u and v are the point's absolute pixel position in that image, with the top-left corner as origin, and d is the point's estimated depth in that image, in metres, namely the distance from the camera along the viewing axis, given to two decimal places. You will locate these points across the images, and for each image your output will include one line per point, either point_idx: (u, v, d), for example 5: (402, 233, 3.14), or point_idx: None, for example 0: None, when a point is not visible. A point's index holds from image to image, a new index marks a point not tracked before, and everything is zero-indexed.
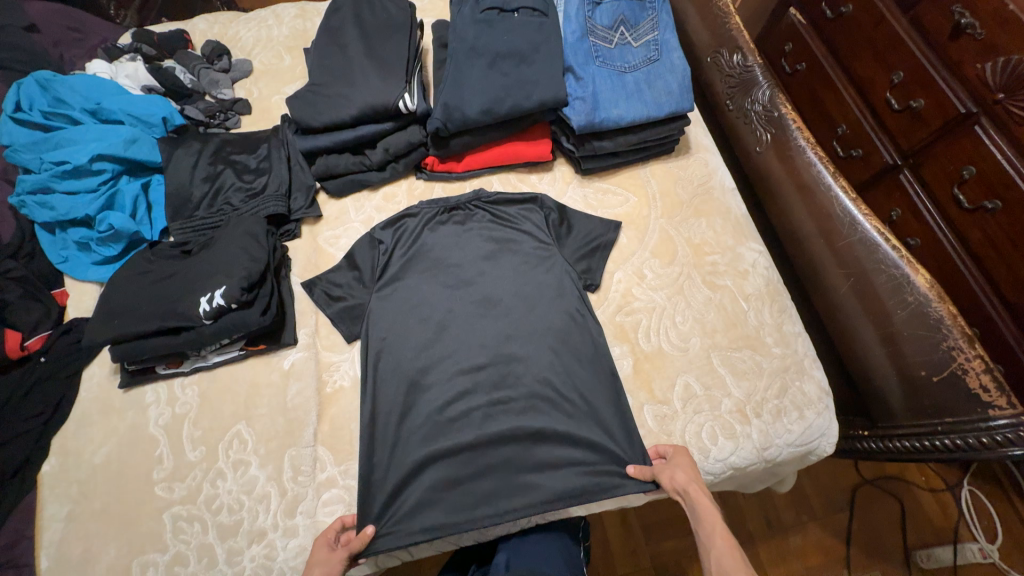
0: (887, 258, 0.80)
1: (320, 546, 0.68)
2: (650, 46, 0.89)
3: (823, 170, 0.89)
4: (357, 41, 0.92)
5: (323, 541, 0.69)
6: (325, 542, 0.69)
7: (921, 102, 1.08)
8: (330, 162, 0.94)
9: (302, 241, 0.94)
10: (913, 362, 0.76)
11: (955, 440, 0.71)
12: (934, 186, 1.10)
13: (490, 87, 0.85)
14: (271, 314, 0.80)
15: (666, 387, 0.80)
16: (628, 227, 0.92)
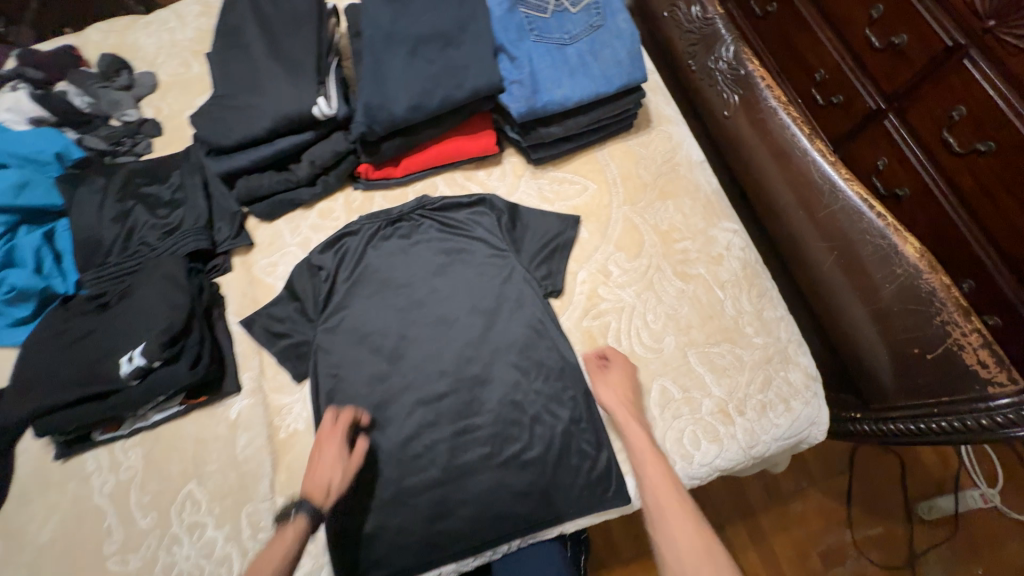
0: (872, 227, 0.72)
1: (329, 443, 0.67)
2: (591, 10, 0.78)
3: (798, 132, 0.80)
4: (258, 40, 0.80)
5: (332, 444, 0.67)
6: (332, 444, 0.67)
7: (904, 37, 0.99)
8: (251, 183, 0.84)
9: (235, 274, 0.85)
10: (905, 340, 0.70)
11: (952, 423, 0.66)
12: (921, 131, 1.01)
13: (416, 79, 0.74)
14: (203, 367, 0.72)
15: (642, 394, 0.74)
16: (589, 219, 0.83)
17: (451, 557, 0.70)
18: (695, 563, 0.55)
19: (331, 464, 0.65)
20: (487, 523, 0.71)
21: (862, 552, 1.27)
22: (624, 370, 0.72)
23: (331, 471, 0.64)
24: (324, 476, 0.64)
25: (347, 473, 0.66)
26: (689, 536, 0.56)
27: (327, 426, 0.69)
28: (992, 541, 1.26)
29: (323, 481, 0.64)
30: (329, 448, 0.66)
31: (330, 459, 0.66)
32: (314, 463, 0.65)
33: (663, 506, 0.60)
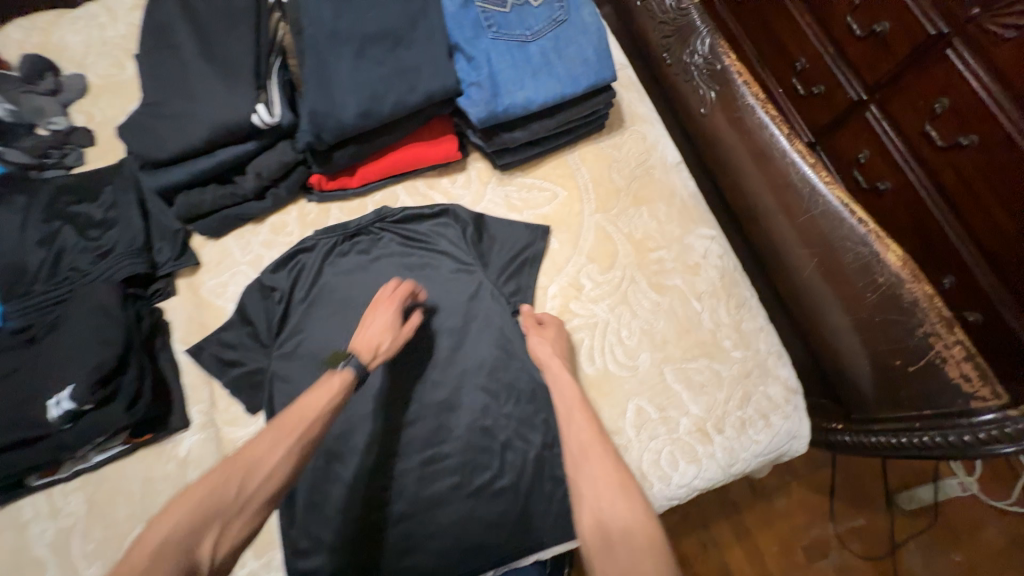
0: (854, 233, 0.69)
1: (385, 309, 0.67)
2: (553, 4, 0.72)
3: (778, 133, 0.76)
4: (190, 40, 0.72)
5: (389, 308, 0.67)
6: (387, 308, 0.68)
7: (886, 25, 0.95)
8: (192, 198, 0.76)
9: (180, 298, 0.78)
10: (888, 352, 0.67)
11: (933, 438, 0.64)
12: (903, 123, 0.97)
13: (365, 83, 0.68)
14: (142, 407, 0.66)
15: (617, 416, 0.70)
16: (559, 229, 0.78)
17: None
18: (612, 498, 0.52)
19: (386, 328, 0.66)
20: (458, 557, 0.67)
21: (844, 544, 1.27)
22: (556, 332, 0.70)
23: (383, 335, 0.65)
24: (374, 337, 0.65)
25: (396, 341, 0.66)
26: (610, 476, 0.53)
27: (384, 294, 0.69)
28: (969, 527, 1.28)
29: (370, 342, 0.64)
30: (382, 313, 0.67)
31: (383, 323, 0.66)
32: (367, 323, 0.66)
33: (587, 448, 0.57)
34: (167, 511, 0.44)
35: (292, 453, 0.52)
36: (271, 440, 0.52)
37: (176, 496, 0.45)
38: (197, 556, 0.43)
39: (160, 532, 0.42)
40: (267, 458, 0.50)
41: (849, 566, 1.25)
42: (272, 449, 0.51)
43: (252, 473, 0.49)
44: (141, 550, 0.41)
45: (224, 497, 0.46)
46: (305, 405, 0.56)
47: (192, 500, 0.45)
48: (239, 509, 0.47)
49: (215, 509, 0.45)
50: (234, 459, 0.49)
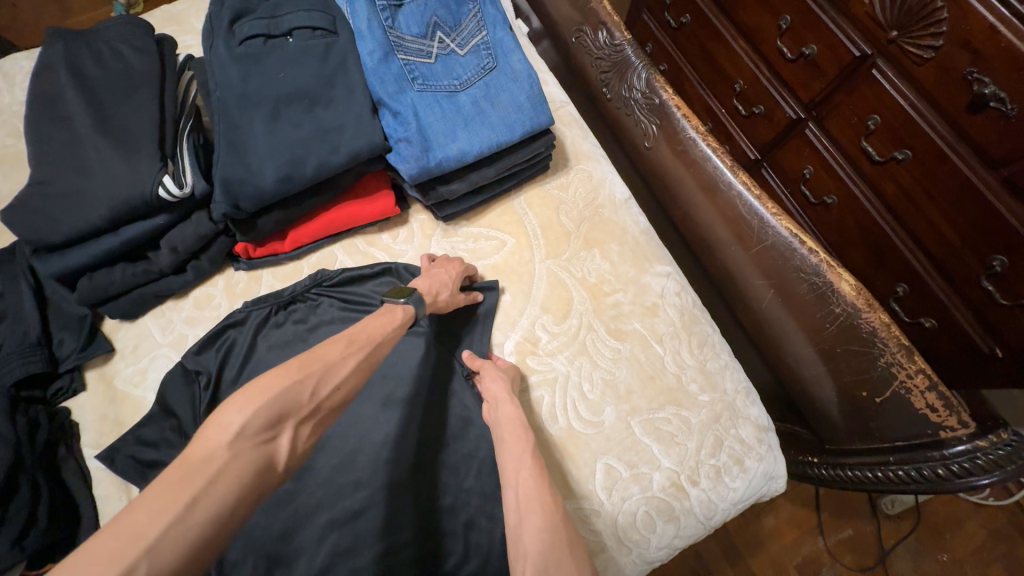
0: (806, 264, 0.67)
1: (453, 266, 0.70)
2: (481, 51, 0.70)
3: (721, 164, 0.75)
4: (82, 110, 0.65)
5: (456, 266, 0.70)
6: (454, 267, 0.70)
7: (814, 48, 0.97)
8: (97, 281, 0.68)
9: (90, 394, 0.69)
10: (853, 382, 0.66)
11: (910, 472, 0.61)
12: (841, 139, 0.99)
13: (282, 146, 0.63)
14: (35, 540, 0.56)
15: (585, 479, 0.65)
16: (510, 279, 0.74)
17: None
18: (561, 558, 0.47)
19: (449, 280, 0.68)
20: None
21: (836, 558, 1.24)
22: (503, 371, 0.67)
23: (448, 285, 0.67)
24: (434, 285, 0.66)
25: (452, 297, 0.67)
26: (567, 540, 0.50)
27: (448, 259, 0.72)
28: (953, 527, 1.27)
29: (432, 287, 0.66)
30: (448, 270, 0.69)
31: (449, 277, 0.68)
32: (435, 269, 0.69)
33: (525, 502, 0.52)
34: (248, 395, 0.44)
35: (358, 364, 0.53)
36: (340, 347, 0.53)
37: (252, 383, 0.45)
38: (275, 448, 0.44)
39: (244, 417, 0.42)
40: (339, 363, 0.51)
41: None
42: (343, 357, 0.52)
43: (325, 378, 0.49)
44: (224, 430, 0.41)
45: (298, 395, 0.47)
46: (371, 328, 0.57)
47: (271, 391, 0.45)
48: (310, 410, 0.47)
49: (290, 406, 0.46)
50: (308, 357, 0.49)
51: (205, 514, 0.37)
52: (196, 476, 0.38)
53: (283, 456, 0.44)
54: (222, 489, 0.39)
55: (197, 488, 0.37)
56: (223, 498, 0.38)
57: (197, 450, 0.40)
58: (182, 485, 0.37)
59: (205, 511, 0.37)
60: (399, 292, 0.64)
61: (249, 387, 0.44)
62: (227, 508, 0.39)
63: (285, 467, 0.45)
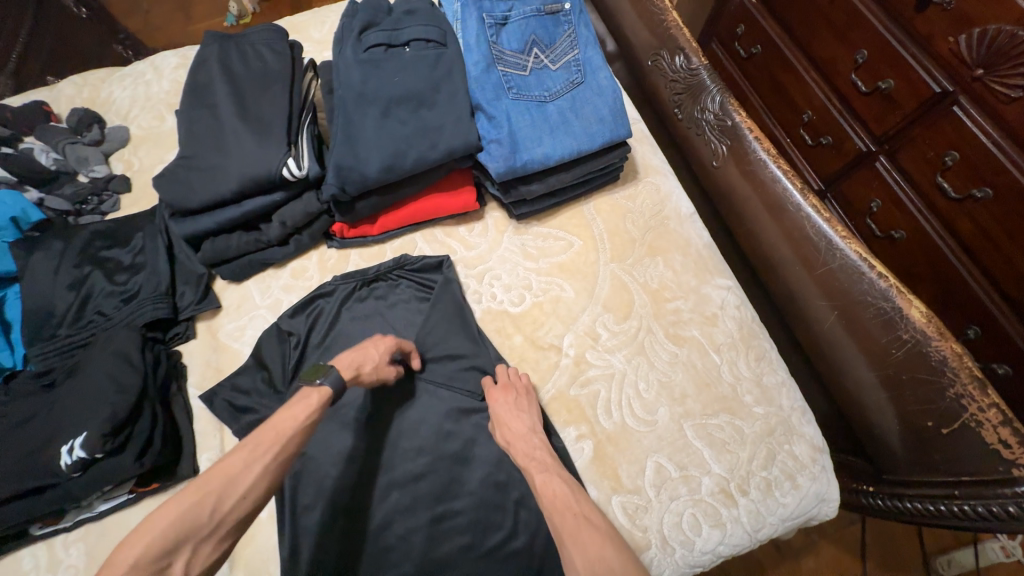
0: (874, 288, 0.68)
1: (380, 341, 0.70)
2: (570, 67, 0.77)
3: (790, 186, 0.77)
4: (227, 99, 0.77)
5: (384, 340, 0.70)
6: (384, 340, 0.70)
7: (891, 83, 0.97)
8: (217, 245, 0.79)
9: (199, 342, 0.79)
10: (919, 412, 0.65)
11: (976, 508, 0.60)
12: (914, 174, 0.99)
13: (389, 140, 0.71)
14: (152, 458, 0.65)
15: (635, 473, 0.67)
16: (575, 277, 0.79)
17: None
18: (600, 548, 0.53)
19: (374, 355, 0.68)
20: None
21: None
22: (509, 388, 0.69)
23: (367, 362, 0.67)
24: (356, 362, 0.66)
25: (378, 369, 0.68)
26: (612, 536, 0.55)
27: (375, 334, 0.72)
28: None
29: (352, 362, 0.66)
30: (375, 342, 0.69)
31: (374, 350, 0.69)
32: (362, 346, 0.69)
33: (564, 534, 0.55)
34: (145, 526, 0.45)
35: (266, 471, 0.52)
36: (247, 454, 0.52)
37: (150, 514, 0.46)
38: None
39: (137, 551, 0.43)
40: (242, 475, 0.51)
41: None
42: (248, 468, 0.51)
43: (228, 493, 0.49)
44: (118, 567, 0.43)
45: (199, 519, 0.47)
46: (283, 426, 0.56)
47: (163, 523, 0.45)
48: (212, 530, 0.47)
49: (189, 530, 0.46)
50: (213, 474, 0.49)
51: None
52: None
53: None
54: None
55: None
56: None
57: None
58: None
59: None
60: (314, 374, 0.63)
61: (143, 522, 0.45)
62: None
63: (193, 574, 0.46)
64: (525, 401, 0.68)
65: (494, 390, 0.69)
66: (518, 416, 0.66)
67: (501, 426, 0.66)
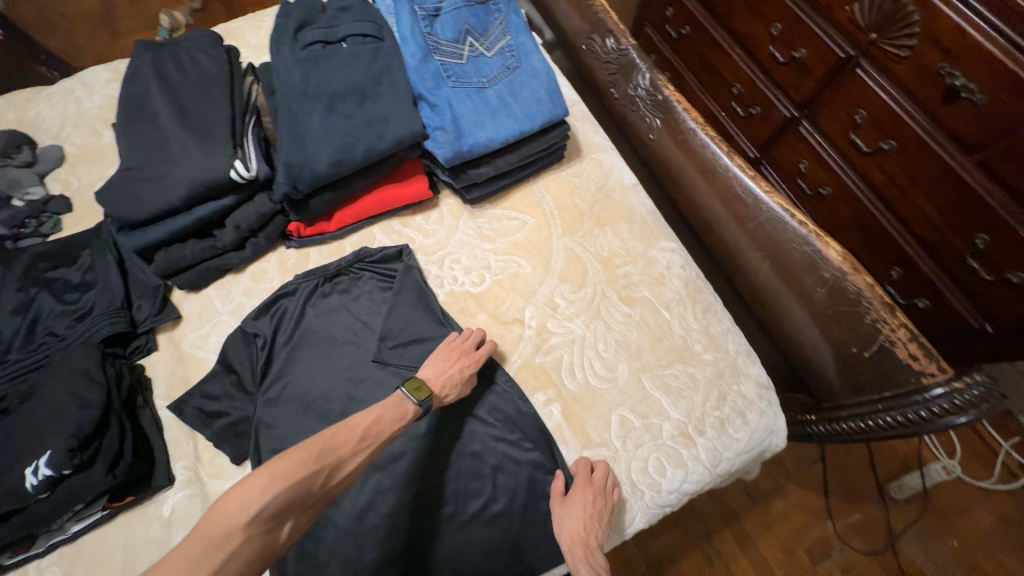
0: (797, 235, 0.76)
1: (469, 362, 0.71)
2: (505, 53, 0.81)
3: (718, 151, 0.84)
4: (166, 107, 0.77)
5: (470, 362, 0.71)
6: (468, 361, 0.71)
7: (803, 52, 1.06)
8: (171, 255, 0.78)
9: (161, 353, 0.79)
10: (844, 340, 0.73)
11: (896, 417, 0.67)
12: (832, 133, 1.08)
13: (337, 134, 0.73)
14: (123, 469, 0.65)
15: (602, 428, 0.72)
16: (531, 253, 0.83)
17: None
18: None
19: (461, 378, 0.69)
20: None
21: (845, 542, 1.27)
22: (597, 490, 0.66)
23: (458, 385, 0.69)
24: (448, 385, 0.68)
25: (461, 392, 0.69)
26: None
27: (453, 345, 0.72)
28: (961, 511, 1.30)
29: (441, 387, 0.68)
30: (461, 365, 0.70)
31: (463, 373, 0.70)
32: (451, 366, 0.70)
33: None
34: (273, 478, 0.49)
35: (367, 458, 0.57)
36: (355, 438, 0.57)
37: (274, 466, 0.50)
38: (275, 536, 0.48)
39: (263, 502, 0.47)
40: (350, 457, 0.56)
41: (853, 564, 1.25)
42: (355, 451, 0.56)
43: (337, 469, 0.54)
44: (241, 513, 0.46)
45: (308, 487, 0.51)
46: (384, 422, 0.60)
47: (289, 481, 0.50)
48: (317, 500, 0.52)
49: (301, 496, 0.50)
50: (328, 445, 0.55)
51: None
52: (209, 559, 0.43)
53: (280, 545, 0.49)
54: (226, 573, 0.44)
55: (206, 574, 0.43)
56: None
57: (212, 527, 0.45)
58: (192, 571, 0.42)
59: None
60: (416, 392, 0.64)
61: (270, 469, 0.50)
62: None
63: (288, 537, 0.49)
64: (605, 510, 0.66)
65: (587, 480, 0.67)
66: (589, 524, 0.64)
67: (574, 523, 0.65)
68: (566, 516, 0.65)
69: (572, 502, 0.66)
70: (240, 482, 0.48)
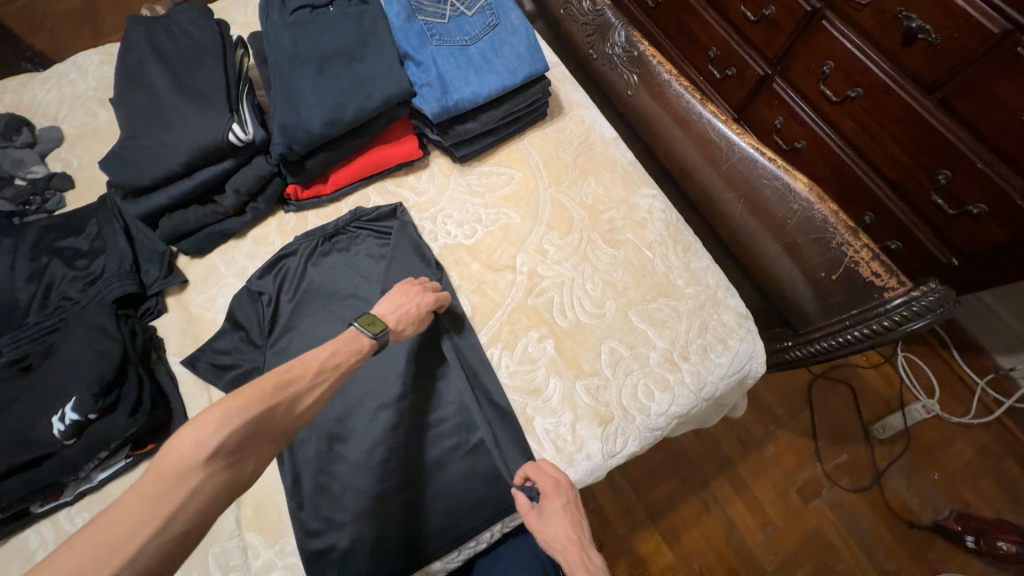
0: (767, 171, 0.81)
1: (424, 298, 0.73)
2: (486, 12, 0.85)
3: (692, 99, 0.88)
4: (163, 77, 0.80)
5: (429, 298, 0.73)
6: (426, 297, 0.73)
7: (772, 9, 1.09)
8: (175, 221, 0.82)
9: (171, 315, 0.82)
10: (814, 266, 0.78)
11: (863, 330, 0.73)
12: (803, 87, 1.12)
13: (328, 94, 0.77)
14: (142, 414, 0.69)
15: (593, 358, 0.77)
16: (520, 205, 0.87)
17: (436, 551, 0.70)
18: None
19: (417, 313, 0.71)
20: (464, 511, 0.72)
21: (834, 480, 1.33)
22: (560, 483, 0.66)
23: (414, 321, 0.70)
24: (405, 319, 0.69)
25: (419, 325, 0.71)
26: None
27: (413, 283, 0.75)
28: (943, 445, 1.36)
29: (400, 319, 0.69)
30: (420, 301, 0.72)
31: (418, 308, 0.71)
32: (406, 302, 0.71)
33: None
34: (228, 415, 0.47)
35: (328, 389, 0.57)
36: (311, 372, 0.55)
37: (224, 404, 0.47)
38: (241, 468, 0.47)
39: (220, 438, 0.45)
40: (307, 391, 0.54)
41: (843, 501, 1.31)
42: (312, 385, 0.55)
43: (296, 403, 0.52)
44: (197, 450, 0.44)
45: (268, 421, 0.50)
46: (342, 354, 0.59)
47: (245, 416, 0.48)
48: (281, 430, 0.50)
49: (262, 431, 0.49)
50: (282, 380, 0.52)
51: (185, 518, 0.43)
52: (171, 495, 0.42)
53: (249, 477, 0.47)
54: (193, 506, 0.43)
55: (171, 508, 0.42)
56: (195, 511, 0.43)
57: (167, 467, 0.43)
58: (156, 506, 0.42)
59: (178, 527, 0.42)
60: (370, 325, 0.65)
61: (222, 407, 0.47)
62: (196, 518, 0.44)
63: (257, 468, 0.48)
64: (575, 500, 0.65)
65: (547, 480, 0.66)
66: (571, 515, 0.62)
67: (558, 525, 0.61)
68: (548, 522, 0.61)
69: (546, 504, 0.63)
70: (188, 421, 0.45)
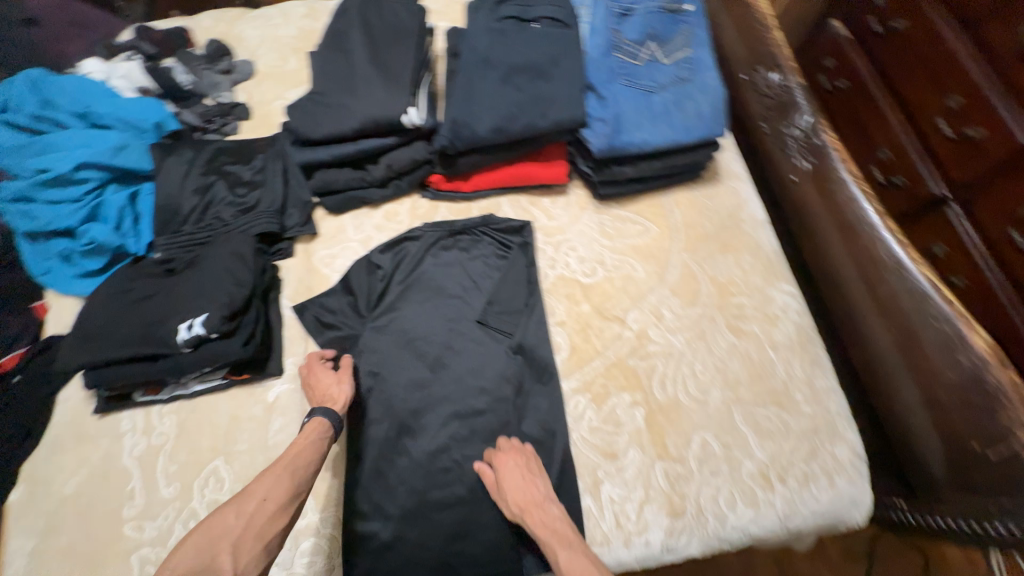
0: (939, 312, 0.68)
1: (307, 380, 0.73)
2: (681, 65, 0.83)
3: (869, 208, 0.78)
4: (363, 48, 0.86)
5: (310, 369, 0.74)
6: (314, 369, 0.74)
7: (982, 129, 0.90)
8: (328, 177, 0.86)
9: (296, 260, 0.87)
10: (964, 433, 0.66)
11: (1009, 526, 0.63)
12: (987, 224, 0.93)
13: (503, 103, 0.78)
14: (254, 345, 0.74)
15: (682, 444, 0.72)
16: (648, 260, 0.84)
17: None
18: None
19: (324, 388, 0.72)
20: (506, 549, 0.69)
21: None
22: (514, 456, 0.69)
23: (330, 382, 0.72)
24: (331, 394, 0.71)
25: (342, 380, 0.72)
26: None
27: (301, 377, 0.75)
28: None
29: (328, 399, 0.70)
30: (320, 376, 0.73)
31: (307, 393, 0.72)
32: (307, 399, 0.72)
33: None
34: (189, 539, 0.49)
35: (290, 473, 0.58)
36: (269, 474, 0.58)
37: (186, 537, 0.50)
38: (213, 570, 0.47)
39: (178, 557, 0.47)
40: (258, 484, 0.56)
41: None
42: (264, 478, 0.57)
43: (253, 497, 0.54)
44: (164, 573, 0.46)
45: (221, 521, 0.51)
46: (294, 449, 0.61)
47: (202, 527, 0.50)
48: (241, 530, 0.51)
49: (220, 533, 0.50)
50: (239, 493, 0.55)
51: None
52: None
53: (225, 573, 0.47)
54: None
55: None
56: None
57: None
58: None
59: None
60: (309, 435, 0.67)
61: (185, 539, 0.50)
62: None
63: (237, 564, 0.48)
64: (533, 464, 0.69)
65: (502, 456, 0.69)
66: (523, 479, 0.66)
67: (515, 491, 0.65)
68: (503, 486, 0.66)
69: (499, 471, 0.67)
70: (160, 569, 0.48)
